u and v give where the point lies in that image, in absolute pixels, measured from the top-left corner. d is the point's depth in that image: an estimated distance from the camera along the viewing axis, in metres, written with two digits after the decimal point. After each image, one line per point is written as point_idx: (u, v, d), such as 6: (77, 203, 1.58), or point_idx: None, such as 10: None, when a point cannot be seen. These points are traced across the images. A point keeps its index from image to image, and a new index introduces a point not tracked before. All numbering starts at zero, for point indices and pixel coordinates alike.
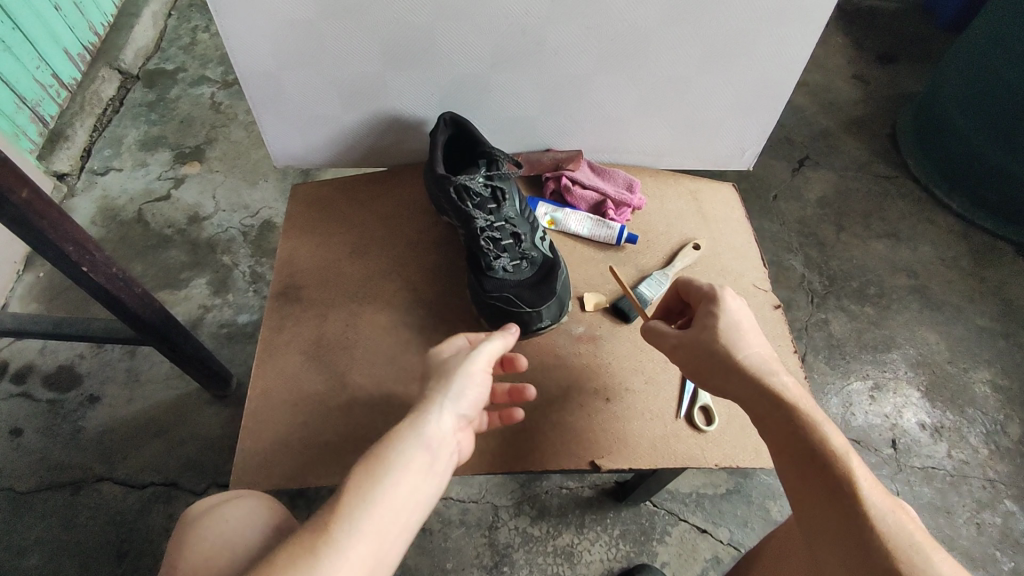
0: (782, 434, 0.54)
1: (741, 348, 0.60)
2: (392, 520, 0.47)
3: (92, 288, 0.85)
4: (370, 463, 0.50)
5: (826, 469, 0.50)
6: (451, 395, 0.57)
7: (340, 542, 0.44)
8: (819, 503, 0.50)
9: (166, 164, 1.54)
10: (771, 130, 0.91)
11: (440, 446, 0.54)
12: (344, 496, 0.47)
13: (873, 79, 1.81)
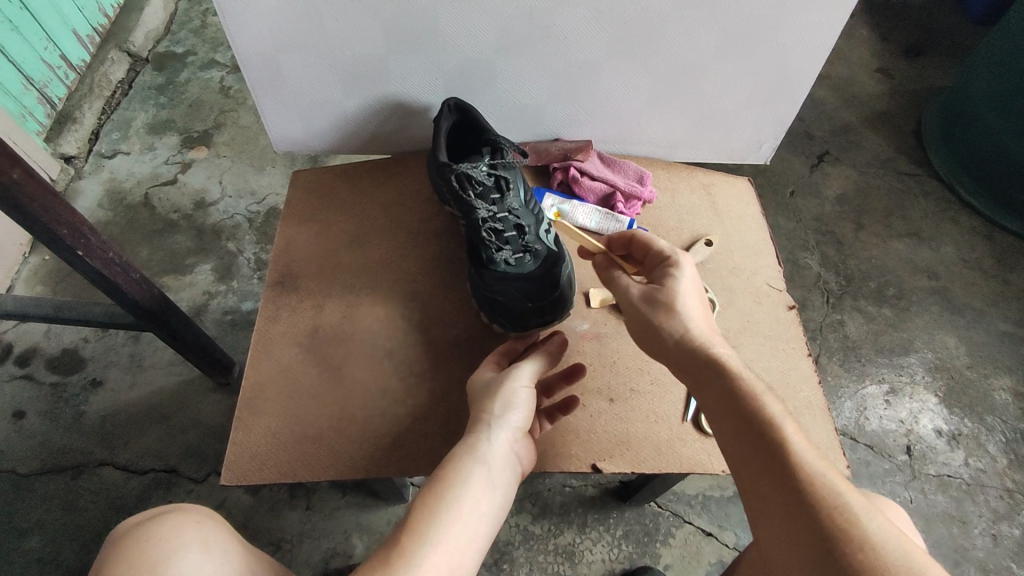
0: (724, 407, 0.52)
1: (690, 323, 0.57)
2: (460, 531, 0.51)
3: (89, 273, 0.83)
4: (434, 482, 0.55)
5: (767, 440, 0.49)
6: (499, 413, 0.60)
7: (418, 553, 0.48)
8: (761, 476, 0.48)
9: (174, 148, 1.53)
10: (790, 122, 0.87)
11: (496, 461, 0.58)
12: (414, 514, 0.52)
13: (899, 73, 1.75)
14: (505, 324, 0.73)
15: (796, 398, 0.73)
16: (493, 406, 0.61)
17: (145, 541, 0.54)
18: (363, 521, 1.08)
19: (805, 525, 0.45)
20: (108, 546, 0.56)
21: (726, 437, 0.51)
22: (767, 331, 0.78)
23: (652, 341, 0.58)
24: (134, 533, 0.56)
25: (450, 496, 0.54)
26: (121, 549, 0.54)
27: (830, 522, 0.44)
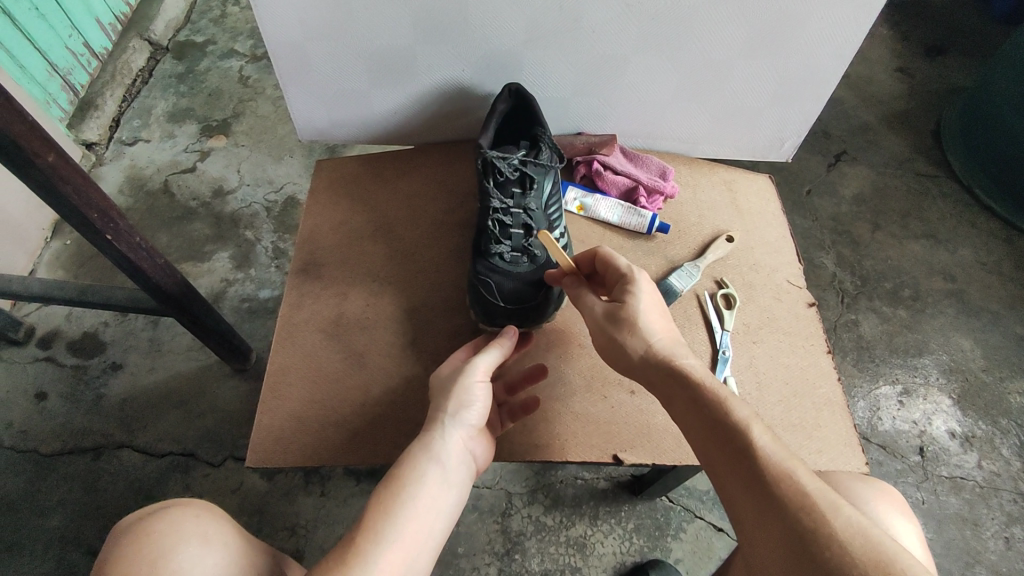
0: (692, 416, 0.52)
1: (653, 335, 0.57)
2: (413, 533, 0.51)
3: (116, 257, 0.85)
4: (387, 482, 0.54)
5: (735, 442, 0.49)
6: (453, 410, 0.59)
7: (370, 558, 0.48)
8: (733, 478, 0.49)
9: (193, 137, 1.54)
10: (813, 120, 0.87)
11: (451, 458, 0.57)
12: (367, 517, 0.51)
13: (919, 73, 1.74)
14: (479, 313, 0.73)
15: (815, 395, 0.73)
16: (448, 402, 0.59)
17: (143, 542, 0.55)
18: None
19: (779, 523, 0.45)
20: (112, 542, 0.57)
21: (701, 448, 0.52)
22: (787, 327, 0.78)
23: (619, 356, 0.59)
24: (134, 532, 0.56)
25: (403, 497, 0.53)
26: (121, 548, 0.55)
27: (804, 518, 0.44)
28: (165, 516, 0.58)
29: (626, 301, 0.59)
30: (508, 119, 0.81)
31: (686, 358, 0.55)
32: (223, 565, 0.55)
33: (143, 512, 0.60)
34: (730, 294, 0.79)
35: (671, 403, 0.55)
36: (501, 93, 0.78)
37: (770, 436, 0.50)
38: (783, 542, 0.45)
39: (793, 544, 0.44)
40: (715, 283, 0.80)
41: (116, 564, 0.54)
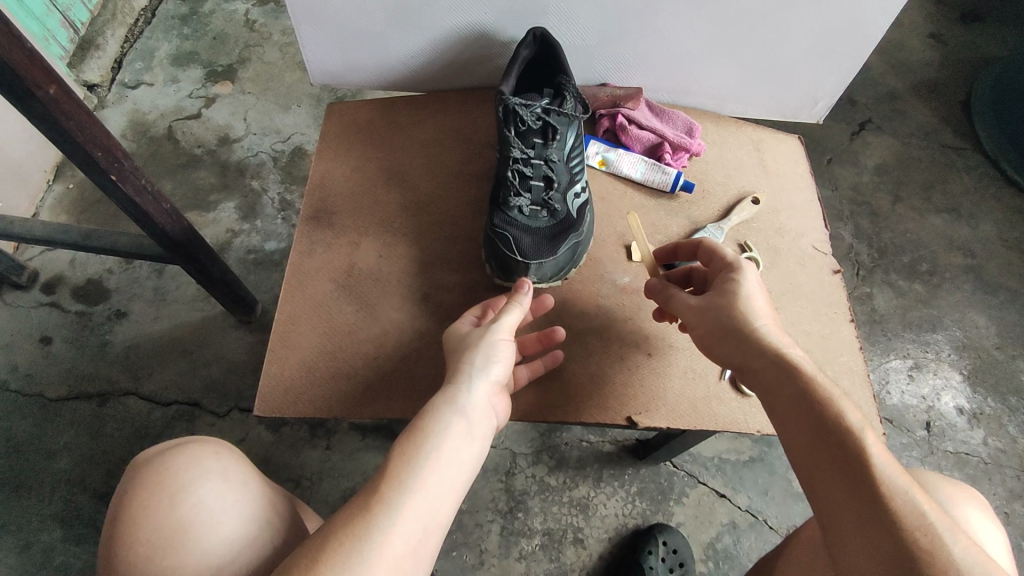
0: (803, 410, 0.51)
1: (756, 320, 0.56)
2: (438, 483, 0.50)
3: (120, 200, 0.82)
4: (411, 432, 0.53)
5: (849, 445, 0.48)
6: (480, 364, 0.57)
7: (391, 505, 0.47)
8: (840, 478, 0.47)
9: (198, 82, 1.49)
10: (851, 78, 0.83)
11: (475, 412, 0.55)
12: (389, 463, 0.50)
13: (952, 40, 1.66)
14: (496, 270, 0.71)
15: (836, 363, 0.72)
16: (471, 356, 0.57)
17: (161, 477, 0.54)
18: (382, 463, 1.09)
19: (887, 532, 0.44)
20: (127, 478, 0.56)
21: (796, 436, 0.51)
22: (809, 294, 0.76)
23: (724, 337, 0.57)
24: (150, 468, 0.55)
25: (427, 447, 0.51)
26: (138, 483, 0.54)
27: (916, 533, 0.43)
28: (186, 451, 0.57)
29: (744, 287, 0.58)
30: (530, 65, 0.77)
31: (798, 353, 0.54)
32: (244, 501, 0.54)
33: (166, 445, 0.59)
34: (753, 259, 0.76)
35: (776, 392, 0.53)
36: (524, 38, 0.74)
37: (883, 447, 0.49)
38: (889, 551, 0.43)
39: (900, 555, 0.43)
40: (738, 247, 0.77)
41: (135, 498, 0.53)
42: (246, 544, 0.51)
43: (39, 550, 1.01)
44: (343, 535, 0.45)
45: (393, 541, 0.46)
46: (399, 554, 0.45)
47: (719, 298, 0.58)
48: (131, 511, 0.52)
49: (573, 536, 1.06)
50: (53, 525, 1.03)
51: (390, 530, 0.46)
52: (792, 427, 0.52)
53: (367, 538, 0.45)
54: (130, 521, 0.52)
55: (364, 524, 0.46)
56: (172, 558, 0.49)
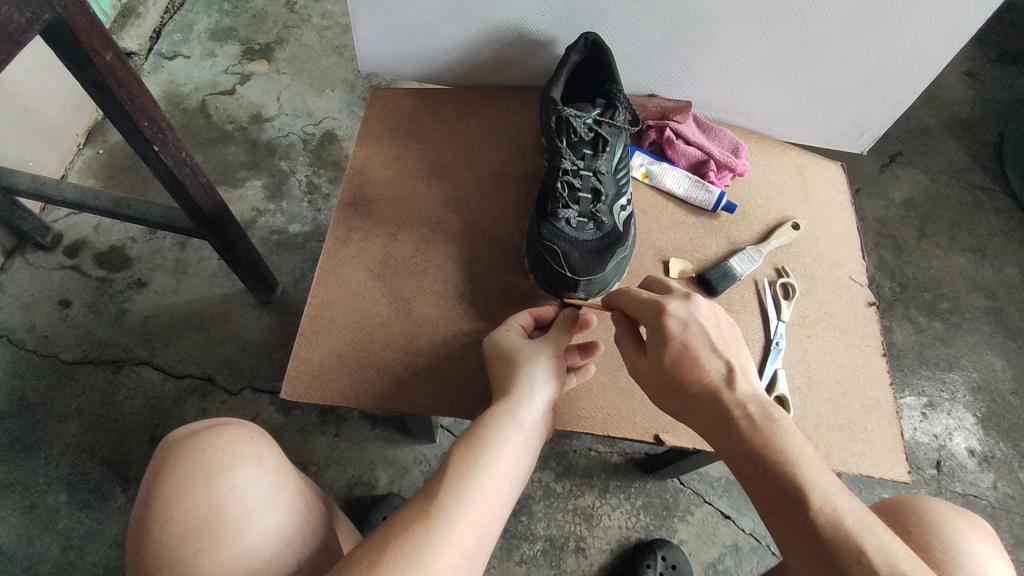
0: (752, 475, 0.48)
1: (699, 378, 0.52)
2: (494, 495, 0.50)
3: (159, 171, 0.82)
4: (469, 441, 0.53)
5: (798, 510, 0.45)
6: (538, 378, 0.58)
7: (450, 513, 0.47)
8: (795, 547, 0.44)
9: (235, 59, 1.49)
10: (902, 113, 0.82)
11: (531, 425, 0.56)
12: (446, 469, 0.50)
13: (989, 80, 1.65)
14: (540, 281, 0.70)
15: (865, 397, 0.71)
16: (527, 370, 0.58)
17: (196, 458, 0.53)
18: (390, 455, 1.09)
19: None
20: (159, 457, 0.56)
21: (760, 501, 0.47)
22: (843, 324, 0.75)
23: (669, 396, 0.54)
24: (184, 448, 0.55)
25: (485, 457, 0.52)
26: (172, 463, 0.54)
27: None
28: (220, 432, 0.57)
29: (673, 338, 0.53)
30: (579, 71, 0.77)
31: (745, 404, 0.50)
32: (278, 489, 0.55)
33: (199, 425, 0.59)
34: (789, 285, 0.76)
35: (730, 453, 0.50)
36: (575, 43, 0.73)
37: (844, 496, 0.45)
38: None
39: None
40: (775, 272, 0.77)
41: (168, 478, 0.53)
42: (279, 533, 0.52)
43: (43, 512, 1.01)
44: (402, 541, 0.45)
45: (450, 549, 0.46)
46: (455, 563, 0.46)
47: (654, 356, 0.55)
48: (165, 491, 0.52)
49: (575, 545, 1.06)
50: (59, 488, 1.03)
51: (448, 537, 0.46)
52: (747, 491, 0.48)
53: (426, 545, 0.45)
54: (164, 500, 0.51)
55: (422, 531, 0.46)
56: (206, 540, 0.49)
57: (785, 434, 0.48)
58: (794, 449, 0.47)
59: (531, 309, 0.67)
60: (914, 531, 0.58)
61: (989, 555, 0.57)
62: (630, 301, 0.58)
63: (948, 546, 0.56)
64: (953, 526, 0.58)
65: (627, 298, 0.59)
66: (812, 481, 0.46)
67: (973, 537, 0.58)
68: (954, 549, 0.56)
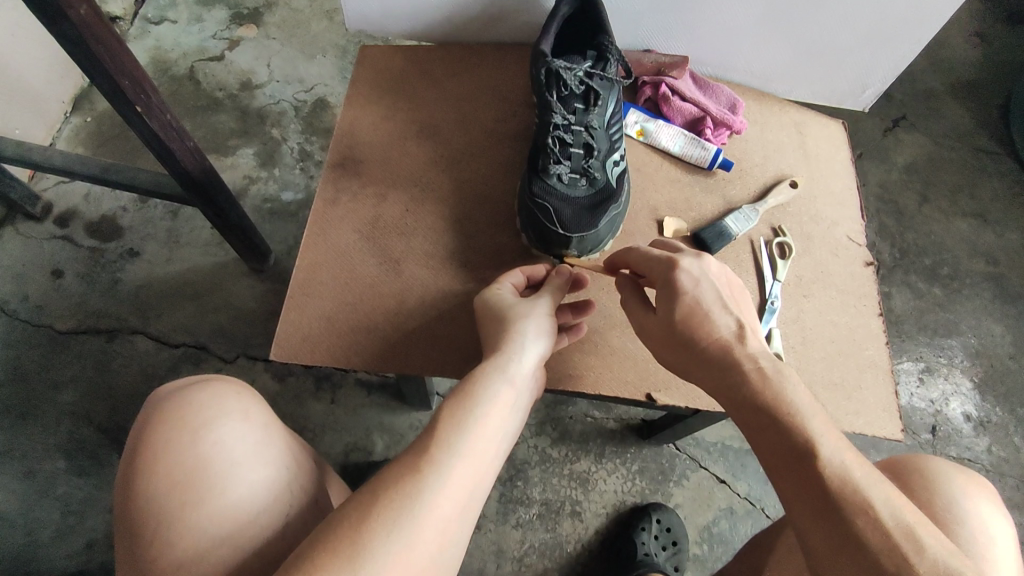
0: (760, 429, 0.47)
1: (709, 334, 0.51)
2: (485, 450, 0.50)
3: (144, 133, 0.80)
4: (460, 397, 0.52)
5: (806, 465, 0.44)
6: (529, 334, 0.58)
7: (441, 466, 0.47)
8: (799, 500, 0.44)
9: (223, 23, 1.45)
10: (905, 67, 0.80)
11: (522, 381, 0.56)
12: (438, 424, 0.50)
13: (998, 41, 1.61)
14: (533, 240, 0.69)
15: (861, 356, 0.70)
16: (518, 326, 0.58)
17: (181, 414, 0.54)
18: (386, 422, 1.09)
19: (851, 555, 0.41)
20: (146, 414, 0.57)
21: (765, 456, 0.47)
22: (840, 283, 0.74)
23: (674, 351, 0.53)
24: (170, 404, 0.56)
25: (475, 412, 0.51)
26: (158, 419, 0.55)
27: (880, 555, 0.41)
28: (205, 390, 0.57)
29: (684, 293, 0.52)
30: (570, 23, 0.74)
31: (755, 359, 0.49)
32: (265, 444, 0.55)
33: (186, 383, 0.60)
34: (786, 244, 0.74)
35: (737, 407, 0.49)
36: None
37: (852, 453, 0.45)
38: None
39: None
40: (772, 231, 0.75)
41: (155, 434, 0.54)
42: (265, 487, 0.53)
43: (42, 478, 1.02)
44: (394, 493, 0.45)
45: (441, 503, 0.46)
46: (446, 516, 0.46)
47: (663, 311, 0.53)
48: (152, 446, 0.53)
49: (571, 509, 1.07)
50: (58, 456, 1.03)
51: (439, 491, 0.46)
52: (753, 444, 0.48)
53: (417, 497, 0.45)
54: (150, 454, 0.52)
55: (413, 485, 0.46)
56: (192, 494, 0.50)
57: (795, 390, 0.47)
58: (802, 405, 0.46)
59: (523, 267, 0.66)
60: (915, 489, 0.58)
61: (988, 511, 0.57)
62: (640, 259, 0.58)
63: (949, 502, 0.56)
64: (954, 483, 0.58)
65: (636, 254, 0.59)
66: (822, 438, 0.45)
67: (973, 494, 0.58)
68: (955, 506, 0.56)
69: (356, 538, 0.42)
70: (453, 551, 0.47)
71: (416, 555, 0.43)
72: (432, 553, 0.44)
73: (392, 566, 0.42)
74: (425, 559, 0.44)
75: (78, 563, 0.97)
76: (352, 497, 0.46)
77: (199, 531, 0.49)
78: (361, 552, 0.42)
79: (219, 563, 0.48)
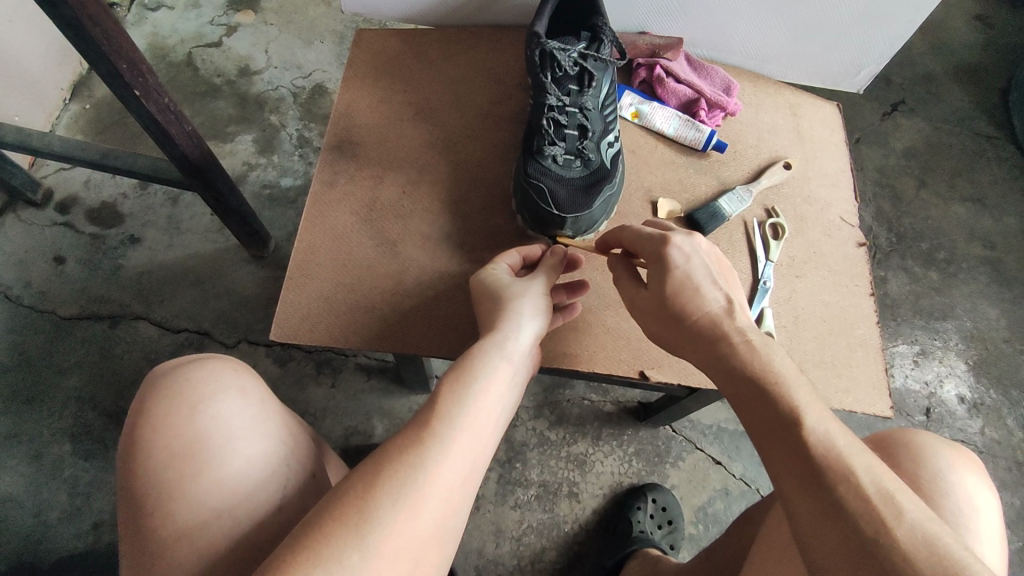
0: (750, 399, 0.48)
1: (699, 308, 0.52)
2: (484, 424, 0.51)
3: (142, 117, 0.81)
4: (459, 372, 0.53)
5: (792, 433, 0.45)
6: (525, 313, 0.59)
7: (443, 438, 0.48)
8: (785, 468, 0.45)
9: (220, 9, 1.45)
10: (899, 48, 0.80)
11: (519, 358, 0.57)
12: (439, 398, 0.51)
13: (998, 24, 1.60)
14: (528, 221, 0.70)
15: (852, 335, 0.71)
16: (514, 304, 0.59)
17: (180, 390, 0.56)
18: (386, 405, 1.10)
19: (833, 521, 0.41)
20: (145, 391, 0.58)
21: (754, 427, 0.48)
22: (832, 264, 0.75)
23: (669, 326, 0.54)
24: (169, 380, 0.57)
25: (474, 387, 0.52)
26: (157, 395, 0.56)
27: (858, 517, 0.41)
28: (203, 367, 0.59)
29: (675, 269, 0.53)
30: (563, 4, 0.74)
31: (743, 332, 0.50)
32: (262, 420, 0.57)
33: (185, 361, 0.61)
34: (779, 225, 0.75)
35: (726, 378, 0.50)
36: None
37: (834, 422, 0.45)
38: (834, 542, 0.41)
39: (847, 548, 0.40)
40: (765, 212, 0.76)
41: (154, 409, 0.55)
42: (262, 461, 0.54)
43: (48, 461, 1.04)
44: (398, 464, 0.46)
45: (443, 473, 0.47)
46: (449, 486, 0.47)
47: (654, 285, 0.54)
48: (151, 420, 0.54)
49: (568, 489, 1.09)
50: (63, 439, 1.05)
51: (441, 462, 0.47)
52: (743, 415, 0.49)
53: (420, 468, 0.46)
54: (150, 429, 0.54)
55: (417, 455, 0.47)
56: (191, 466, 0.52)
57: (783, 361, 0.48)
58: (788, 374, 0.47)
59: (519, 249, 0.67)
60: (903, 462, 0.60)
61: (974, 483, 0.58)
62: (631, 237, 0.59)
63: (936, 475, 0.58)
64: (940, 456, 0.59)
65: (627, 233, 0.59)
66: (806, 406, 0.46)
67: (959, 466, 0.59)
68: (941, 478, 0.57)
69: (362, 507, 0.44)
70: (456, 521, 0.48)
71: (421, 523, 0.45)
72: (435, 521, 0.46)
73: (398, 532, 0.43)
74: (428, 527, 0.45)
75: (85, 543, 0.99)
76: (353, 469, 0.47)
77: (198, 503, 0.50)
78: (368, 520, 0.43)
79: (218, 533, 0.50)
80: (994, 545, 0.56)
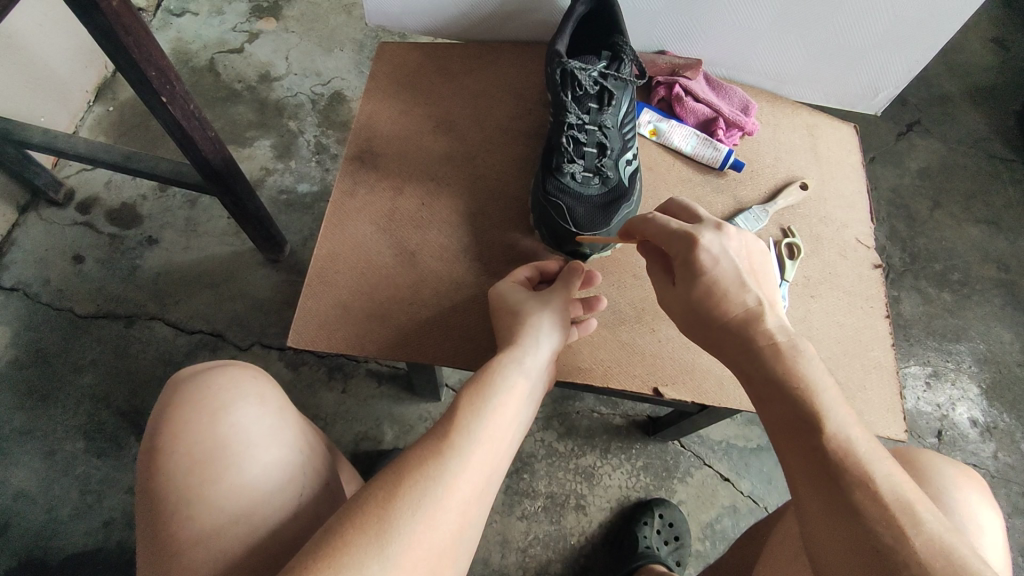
0: (769, 402, 0.48)
1: (733, 312, 0.50)
2: (500, 438, 0.52)
3: (168, 122, 0.82)
4: (479, 385, 0.54)
5: (811, 436, 0.44)
6: (544, 329, 0.59)
7: (461, 451, 0.49)
8: (805, 469, 0.44)
9: (243, 16, 1.47)
10: (917, 72, 0.80)
11: (536, 372, 0.57)
12: (457, 411, 0.52)
13: (1016, 47, 1.60)
14: (546, 236, 0.71)
15: (866, 357, 0.71)
16: (532, 321, 0.59)
17: (200, 396, 0.57)
18: (396, 412, 1.11)
19: (847, 525, 0.41)
20: (164, 395, 0.59)
21: (776, 430, 0.47)
22: (846, 285, 0.75)
23: (700, 329, 0.53)
24: (189, 386, 0.58)
25: (491, 400, 0.53)
26: (177, 400, 0.57)
27: (879, 523, 0.40)
28: (221, 374, 0.59)
29: (706, 271, 0.51)
30: (584, 24, 0.76)
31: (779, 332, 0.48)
32: (279, 428, 0.58)
33: (204, 367, 0.62)
34: (795, 245, 0.75)
35: (749, 378, 0.49)
36: None
37: (858, 428, 0.44)
38: (849, 547, 0.41)
39: (864, 553, 0.40)
40: (781, 232, 0.76)
41: (172, 415, 0.56)
42: (279, 469, 0.55)
43: (62, 458, 1.05)
44: (417, 475, 0.47)
45: (460, 486, 0.47)
46: (465, 499, 0.48)
47: (683, 290, 0.53)
48: (170, 426, 0.55)
49: (575, 502, 1.08)
50: (77, 437, 1.06)
51: (459, 474, 0.48)
52: (765, 415, 0.48)
53: (438, 479, 0.47)
54: (169, 435, 0.54)
55: (435, 467, 0.47)
56: (209, 473, 0.52)
57: (811, 365, 0.47)
58: (817, 379, 0.46)
59: (535, 262, 0.68)
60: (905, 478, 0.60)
61: (977, 502, 0.58)
62: (654, 234, 0.56)
63: (938, 491, 0.58)
64: (943, 474, 0.59)
65: (654, 228, 0.56)
66: (831, 411, 0.45)
67: (963, 485, 0.59)
68: (943, 495, 0.57)
69: (383, 515, 0.44)
70: (470, 533, 0.49)
71: (437, 534, 0.45)
72: (451, 534, 0.46)
73: (415, 544, 0.44)
74: (445, 539, 0.46)
75: (94, 541, 1.00)
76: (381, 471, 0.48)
77: (215, 508, 0.51)
78: (387, 529, 0.44)
79: (233, 540, 0.50)
80: (995, 564, 0.56)
